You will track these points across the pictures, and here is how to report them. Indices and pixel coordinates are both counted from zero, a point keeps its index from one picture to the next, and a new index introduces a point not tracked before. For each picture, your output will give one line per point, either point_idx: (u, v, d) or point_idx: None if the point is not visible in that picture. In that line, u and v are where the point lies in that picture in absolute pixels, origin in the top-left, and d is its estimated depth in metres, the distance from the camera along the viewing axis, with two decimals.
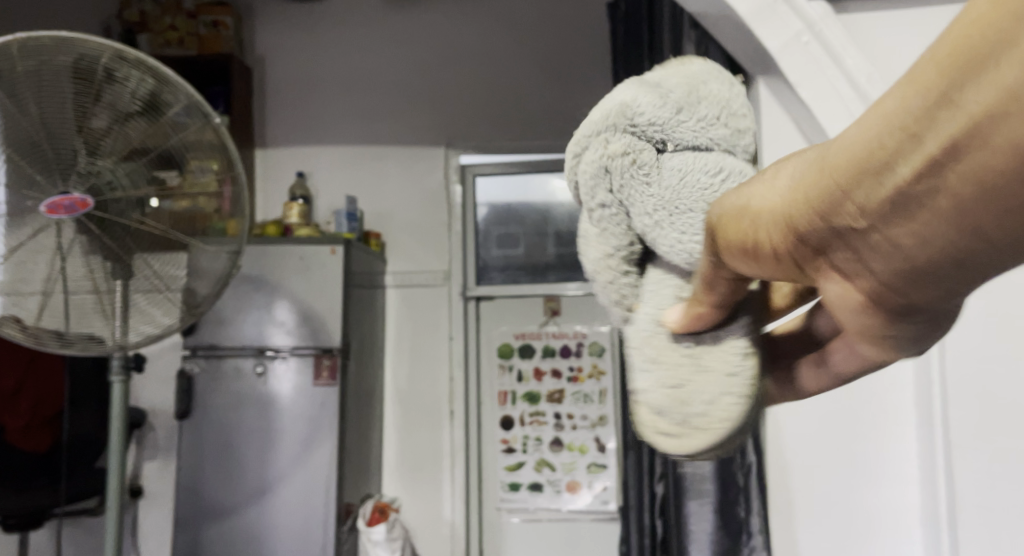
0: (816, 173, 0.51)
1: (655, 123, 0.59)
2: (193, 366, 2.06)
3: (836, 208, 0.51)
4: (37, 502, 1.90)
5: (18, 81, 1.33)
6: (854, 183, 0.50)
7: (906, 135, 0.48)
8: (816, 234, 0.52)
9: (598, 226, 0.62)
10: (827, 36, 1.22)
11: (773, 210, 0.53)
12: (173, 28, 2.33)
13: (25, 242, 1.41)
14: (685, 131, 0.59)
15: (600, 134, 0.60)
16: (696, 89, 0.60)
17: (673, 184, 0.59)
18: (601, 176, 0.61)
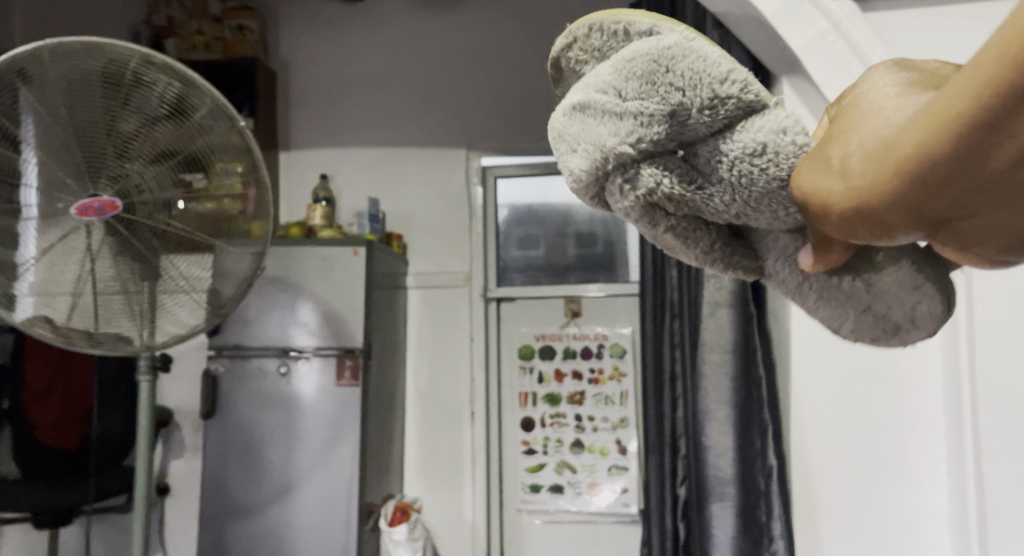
0: (899, 160, 0.48)
1: (661, 132, 0.54)
2: (217, 366, 2.08)
3: (928, 197, 0.47)
4: (63, 500, 1.92)
5: (48, 86, 1.35)
6: (954, 170, 0.47)
7: (988, 124, 0.46)
8: (908, 219, 0.48)
9: (678, 241, 0.57)
10: (854, 36, 1.21)
11: (857, 201, 0.49)
12: (200, 33, 2.37)
13: (56, 244, 1.43)
14: (696, 122, 0.53)
15: (613, 175, 0.55)
16: (667, 71, 0.53)
17: (730, 176, 0.53)
18: (647, 207, 0.56)
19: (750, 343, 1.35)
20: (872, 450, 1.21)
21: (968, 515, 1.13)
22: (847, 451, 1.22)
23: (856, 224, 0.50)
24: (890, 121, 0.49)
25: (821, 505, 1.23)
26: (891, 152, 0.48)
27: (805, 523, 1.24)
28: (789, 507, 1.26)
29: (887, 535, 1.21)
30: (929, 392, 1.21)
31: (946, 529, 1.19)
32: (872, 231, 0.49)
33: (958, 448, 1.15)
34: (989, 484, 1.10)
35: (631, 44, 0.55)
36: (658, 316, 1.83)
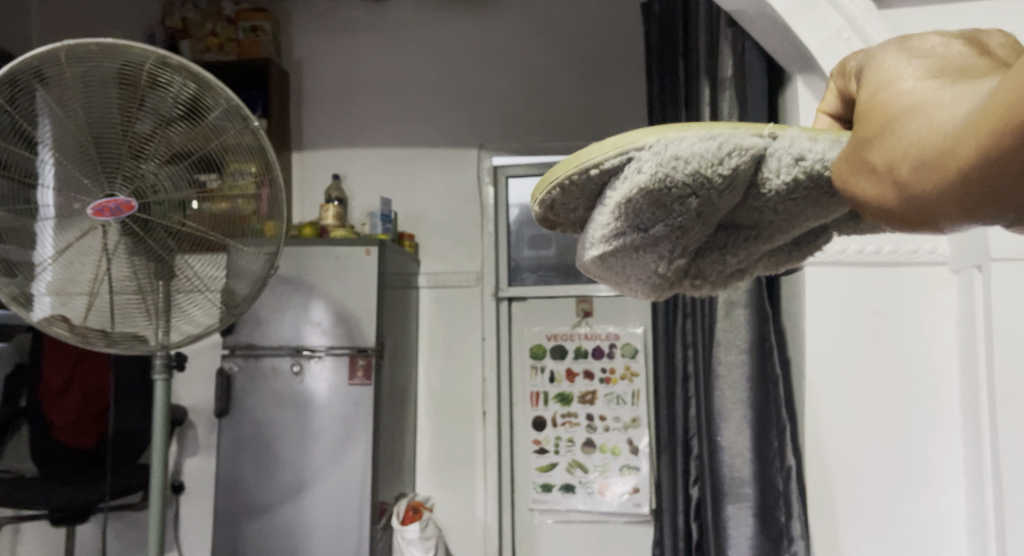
0: (945, 165, 0.62)
1: (699, 222, 0.74)
2: (231, 365, 2.10)
3: (970, 189, 0.62)
4: (83, 497, 1.91)
5: (66, 86, 1.37)
6: (992, 168, 0.61)
7: (1012, 133, 0.60)
8: (957, 209, 0.63)
9: (754, 263, 0.80)
10: (869, 31, 1.22)
11: (917, 197, 0.64)
12: (214, 35, 2.40)
13: (73, 243, 1.45)
14: (721, 200, 0.72)
15: (680, 266, 0.78)
16: (680, 187, 0.69)
17: (769, 217, 0.74)
18: (718, 264, 0.79)
19: (767, 341, 1.34)
20: (891, 453, 1.24)
21: (985, 515, 1.17)
22: (867, 454, 1.25)
23: (908, 212, 0.65)
24: (943, 122, 0.63)
25: (840, 506, 1.25)
26: (942, 148, 0.63)
27: (823, 524, 1.26)
28: (807, 507, 1.26)
29: (906, 537, 1.24)
30: (950, 397, 1.24)
31: (964, 531, 1.22)
32: (929, 215, 0.64)
33: (976, 450, 1.19)
34: (1007, 486, 1.13)
35: (624, 175, 0.70)
36: (671, 316, 1.82)
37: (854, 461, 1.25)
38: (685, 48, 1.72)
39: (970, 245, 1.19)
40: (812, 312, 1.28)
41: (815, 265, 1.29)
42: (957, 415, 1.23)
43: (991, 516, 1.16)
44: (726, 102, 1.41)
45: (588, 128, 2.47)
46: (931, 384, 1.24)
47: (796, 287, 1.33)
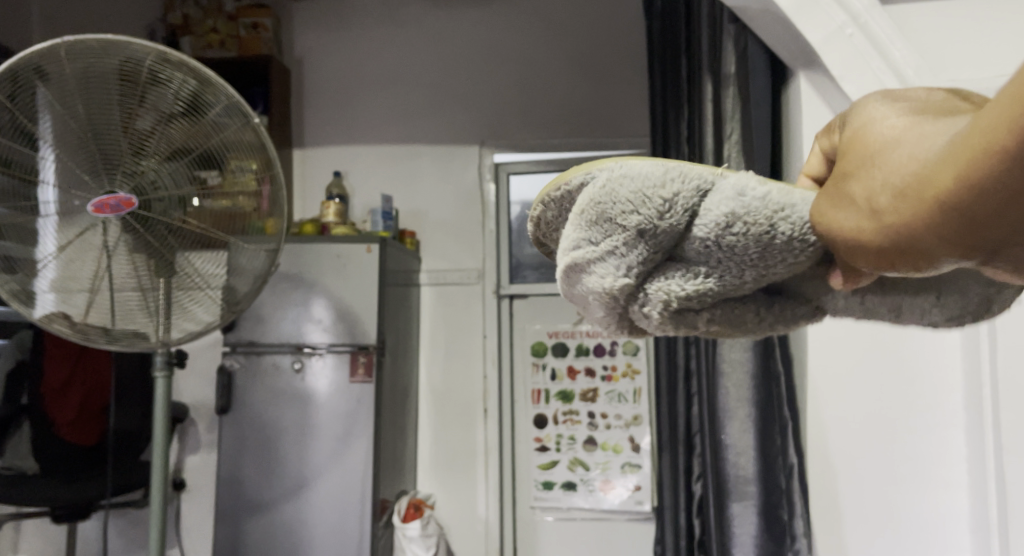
0: (926, 195, 0.60)
1: (653, 254, 0.67)
2: (232, 363, 2.09)
3: (951, 222, 0.60)
4: (84, 493, 1.94)
5: (67, 82, 1.37)
6: (973, 197, 0.59)
7: (992, 161, 0.58)
8: (941, 243, 0.60)
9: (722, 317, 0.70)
10: (873, 28, 1.20)
11: (893, 230, 0.61)
12: (214, 31, 2.37)
13: (73, 241, 1.44)
14: (674, 227, 0.66)
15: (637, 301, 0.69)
16: (625, 205, 0.66)
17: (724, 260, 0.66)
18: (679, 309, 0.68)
19: (772, 341, 1.35)
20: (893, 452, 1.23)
21: (989, 514, 1.13)
22: (867, 452, 1.24)
23: (890, 248, 0.61)
24: (921, 152, 0.61)
25: (844, 502, 1.25)
26: (923, 182, 0.60)
27: (825, 519, 1.26)
28: (810, 503, 1.27)
29: (908, 536, 1.21)
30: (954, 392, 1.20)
31: (968, 529, 1.19)
32: (908, 249, 0.61)
33: (979, 448, 1.15)
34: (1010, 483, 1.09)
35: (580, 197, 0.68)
36: None
37: (855, 458, 1.25)
38: (687, 45, 1.71)
39: None
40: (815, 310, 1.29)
41: None
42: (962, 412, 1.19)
43: (995, 515, 1.12)
44: (729, 99, 1.41)
45: (590, 125, 2.47)
46: (935, 382, 1.21)
47: None
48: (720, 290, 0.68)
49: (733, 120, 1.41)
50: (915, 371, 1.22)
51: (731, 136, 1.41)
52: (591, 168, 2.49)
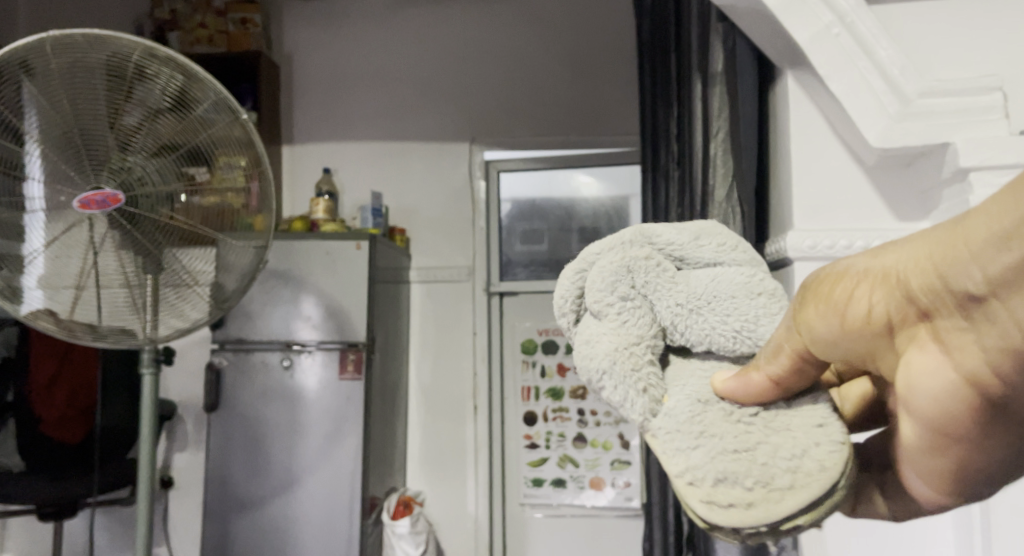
0: (920, 267, 0.62)
1: (673, 246, 0.76)
2: (221, 359, 2.09)
3: (930, 295, 0.62)
4: (73, 491, 1.94)
5: (52, 77, 1.36)
6: (950, 279, 0.61)
7: (994, 252, 0.59)
8: (904, 314, 0.63)
9: (620, 322, 0.73)
10: (859, 28, 1.22)
11: (873, 283, 0.64)
12: (203, 26, 2.37)
13: (59, 236, 1.43)
14: (702, 254, 0.75)
15: (624, 249, 0.75)
16: (704, 230, 0.76)
17: (702, 284, 0.74)
18: (625, 275, 0.74)
19: None
20: None
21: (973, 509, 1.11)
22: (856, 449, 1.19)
23: (854, 301, 0.64)
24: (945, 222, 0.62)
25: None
26: (928, 256, 0.62)
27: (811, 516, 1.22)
28: None
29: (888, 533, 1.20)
30: None
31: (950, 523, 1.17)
32: (870, 307, 0.64)
33: None
34: None
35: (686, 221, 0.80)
36: None
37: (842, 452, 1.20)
38: (676, 42, 1.71)
39: None
40: None
41: (804, 260, 1.29)
42: None
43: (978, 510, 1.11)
44: (715, 96, 1.40)
45: (580, 123, 2.47)
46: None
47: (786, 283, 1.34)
48: (658, 302, 0.74)
49: (718, 119, 1.40)
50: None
51: (716, 133, 1.40)
52: (582, 166, 2.49)
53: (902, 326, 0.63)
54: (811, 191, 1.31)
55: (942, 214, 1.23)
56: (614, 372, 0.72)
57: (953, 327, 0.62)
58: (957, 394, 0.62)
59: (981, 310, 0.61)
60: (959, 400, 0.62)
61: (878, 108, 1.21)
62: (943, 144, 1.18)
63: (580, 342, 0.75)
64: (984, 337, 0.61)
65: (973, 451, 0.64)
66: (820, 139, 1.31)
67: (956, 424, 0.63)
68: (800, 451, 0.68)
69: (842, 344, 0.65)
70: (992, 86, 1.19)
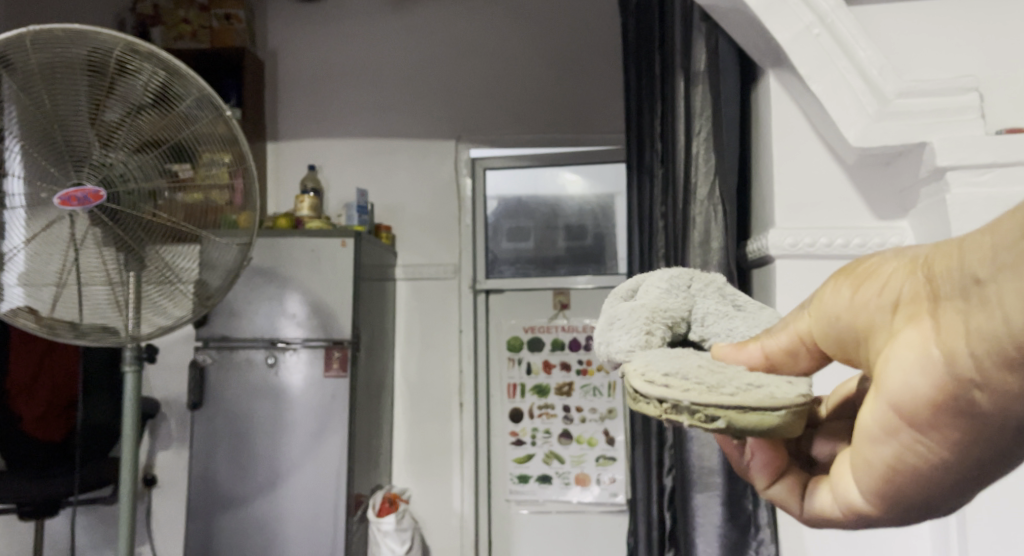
0: (932, 257, 0.74)
1: (740, 300, 0.91)
2: (204, 357, 2.07)
3: (928, 281, 0.74)
4: (54, 490, 1.90)
5: (32, 73, 1.36)
6: (946, 269, 0.72)
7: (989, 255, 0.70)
8: (904, 294, 0.75)
9: (663, 302, 0.89)
10: (839, 29, 1.24)
11: (886, 268, 0.77)
12: (186, 21, 2.35)
13: (39, 233, 1.45)
14: (757, 313, 0.90)
15: (704, 278, 0.92)
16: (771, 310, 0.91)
17: (740, 326, 0.89)
18: (685, 285, 0.91)
19: None
20: None
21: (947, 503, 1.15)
22: None
23: (871, 278, 0.77)
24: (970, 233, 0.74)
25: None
26: (941, 250, 0.74)
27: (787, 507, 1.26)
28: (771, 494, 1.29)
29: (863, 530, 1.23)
30: None
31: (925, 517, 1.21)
32: (879, 284, 0.76)
33: None
34: None
35: None
36: None
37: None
38: (660, 40, 1.72)
39: (932, 234, 1.21)
40: (784, 305, 1.30)
41: (786, 258, 1.30)
42: None
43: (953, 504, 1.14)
44: None
45: (566, 120, 2.47)
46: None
47: (767, 279, 1.35)
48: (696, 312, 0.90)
49: (702, 118, 1.42)
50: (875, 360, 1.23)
51: (699, 132, 1.42)
52: (567, 164, 2.50)
53: (906, 305, 0.75)
54: (792, 189, 1.32)
55: (921, 212, 1.24)
56: (634, 317, 0.87)
57: (948, 312, 0.72)
58: (931, 373, 0.72)
59: (966, 303, 0.71)
60: (931, 378, 0.72)
61: (857, 109, 1.22)
62: (921, 144, 1.19)
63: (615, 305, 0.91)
64: (972, 325, 0.70)
65: (933, 429, 0.73)
66: (801, 138, 1.32)
67: (923, 402, 0.73)
68: (757, 384, 0.78)
69: (850, 318, 0.78)
70: (968, 87, 1.20)
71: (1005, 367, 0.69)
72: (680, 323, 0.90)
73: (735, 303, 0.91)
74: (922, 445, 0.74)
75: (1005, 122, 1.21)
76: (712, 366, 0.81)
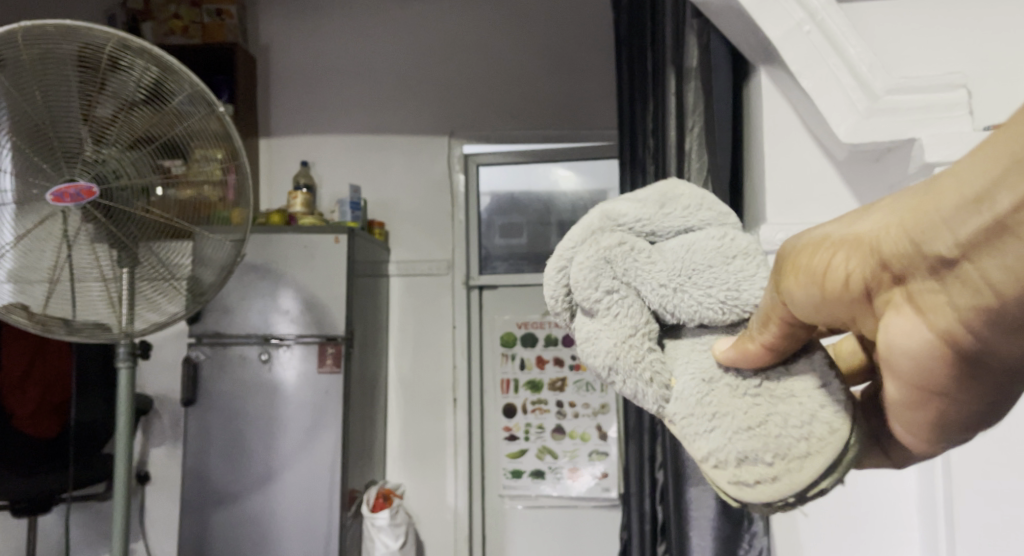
0: (901, 227, 0.61)
1: (640, 219, 0.74)
2: (198, 354, 2.08)
3: (909, 256, 0.61)
4: (46, 486, 1.92)
5: (23, 68, 1.35)
6: (920, 235, 0.60)
7: (972, 206, 0.59)
8: (890, 275, 0.61)
9: (610, 318, 0.73)
10: (829, 25, 1.24)
11: (849, 248, 0.63)
12: (177, 17, 2.34)
13: (32, 230, 1.43)
14: (672, 220, 0.74)
15: (592, 236, 0.74)
16: (668, 192, 0.75)
17: (681, 254, 0.72)
18: (602, 265, 0.73)
19: None
20: None
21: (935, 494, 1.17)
22: None
23: (831, 263, 0.63)
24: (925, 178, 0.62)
25: None
26: (906, 215, 0.61)
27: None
28: None
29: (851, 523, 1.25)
30: None
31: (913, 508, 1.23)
32: (844, 270, 0.63)
33: None
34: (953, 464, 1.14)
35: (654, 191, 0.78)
36: None
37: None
38: (652, 37, 1.72)
39: None
40: None
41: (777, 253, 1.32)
42: None
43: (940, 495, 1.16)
44: (691, 92, 1.43)
45: (559, 117, 2.48)
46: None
47: None
48: (645, 292, 0.73)
49: (694, 114, 1.43)
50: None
51: (692, 129, 1.43)
52: (561, 160, 2.51)
53: (879, 289, 0.62)
54: (783, 185, 1.33)
55: None
56: (617, 368, 0.73)
57: (927, 290, 0.61)
58: (934, 352, 0.61)
59: (958, 273, 0.60)
60: (934, 357, 0.61)
61: (847, 106, 1.23)
62: (909, 140, 1.21)
63: (582, 342, 0.75)
64: (957, 299, 0.60)
65: (947, 405, 0.63)
66: (792, 134, 1.33)
67: (938, 373, 0.62)
68: (802, 420, 0.68)
69: (824, 314, 0.64)
70: (956, 84, 1.21)
71: (1007, 327, 0.59)
72: (648, 324, 0.73)
73: (647, 234, 0.74)
74: (945, 418, 0.63)
75: (993, 118, 1.23)
76: (754, 415, 0.69)
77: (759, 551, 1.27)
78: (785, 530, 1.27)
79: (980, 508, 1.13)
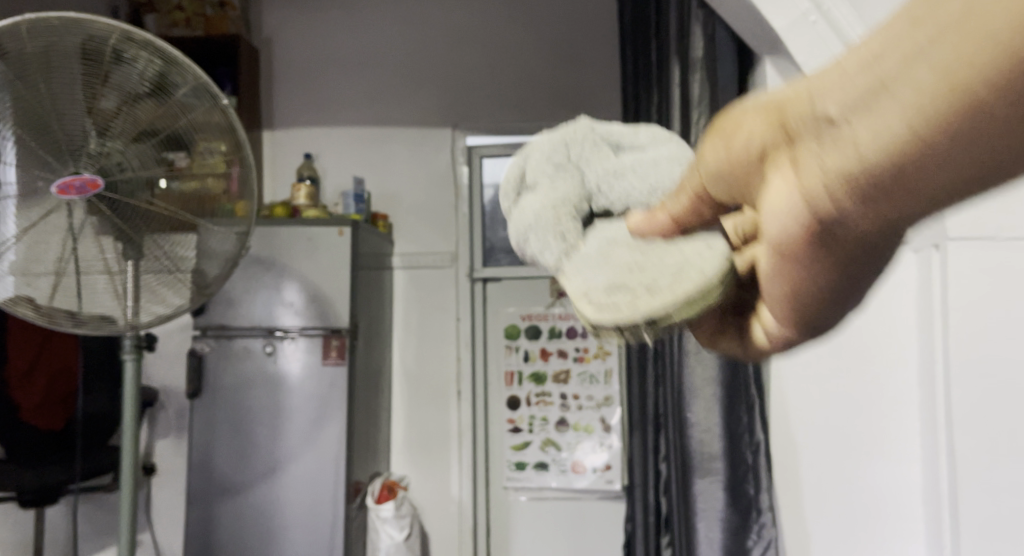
0: (822, 221, 0.48)
1: (613, 132, 0.69)
2: (203, 346, 2.08)
3: (842, 252, 0.49)
4: (51, 478, 1.91)
5: (27, 61, 1.34)
6: (850, 235, 0.48)
7: (898, 181, 0.45)
8: (827, 280, 0.50)
9: (549, 201, 0.64)
10: (834, 15, 1.21)
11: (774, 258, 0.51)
12: (180, 9, 2.35)
13: (37, 223, 1.43)
14: (646, 140, 0.68)
15: (560, 131, 0.69)
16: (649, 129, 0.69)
17: (641, 168, 0.66)
18: (560, 158, 0.67)
19: None
20: (853, 424, 1.29)
21: (941, 486, 1.19)
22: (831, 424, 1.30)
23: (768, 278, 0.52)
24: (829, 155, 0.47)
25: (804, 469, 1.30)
26: (825, 206, 0.48)
27: (786, 488, 1.33)
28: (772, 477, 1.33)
29: (857, 514, 1.28)
30: (897, 370, 1.27)
31: (920, 501, 1.24)
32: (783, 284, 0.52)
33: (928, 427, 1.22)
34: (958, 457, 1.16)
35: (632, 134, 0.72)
36: None
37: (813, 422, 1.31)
38: (656, 28, 1.72)
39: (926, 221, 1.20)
40: None
41: None
42: (915, 387, 1.25)
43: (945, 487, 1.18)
44: (696, 84, 1.40)
45: (562, 109, 2.47)
46: (884, 340, 1.28)
47: None
48: (600, 197, 0.66)
49: (699, 106, 1.40)
50: (859, 339, 1.29)
51: (698, 121, 1.40)
52: None
53: (820, 296, 0.51)
54: None
55: None
56: (547, 263, 0.64)
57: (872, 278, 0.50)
58: None
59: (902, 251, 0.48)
60: None
61: None
62: None
63: (513, 221, 0.66)
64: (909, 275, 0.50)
65: None
66: None
67: None
68: None
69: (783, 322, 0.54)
70: None
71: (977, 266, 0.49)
72: (582, 211, 0.65)
73: (618, 147, 0.69)
74: None
75: None
76: None
77: (767, 541, 1.29)
78: (793, 525, 1.32)
79: (984, 498, 1.14)
